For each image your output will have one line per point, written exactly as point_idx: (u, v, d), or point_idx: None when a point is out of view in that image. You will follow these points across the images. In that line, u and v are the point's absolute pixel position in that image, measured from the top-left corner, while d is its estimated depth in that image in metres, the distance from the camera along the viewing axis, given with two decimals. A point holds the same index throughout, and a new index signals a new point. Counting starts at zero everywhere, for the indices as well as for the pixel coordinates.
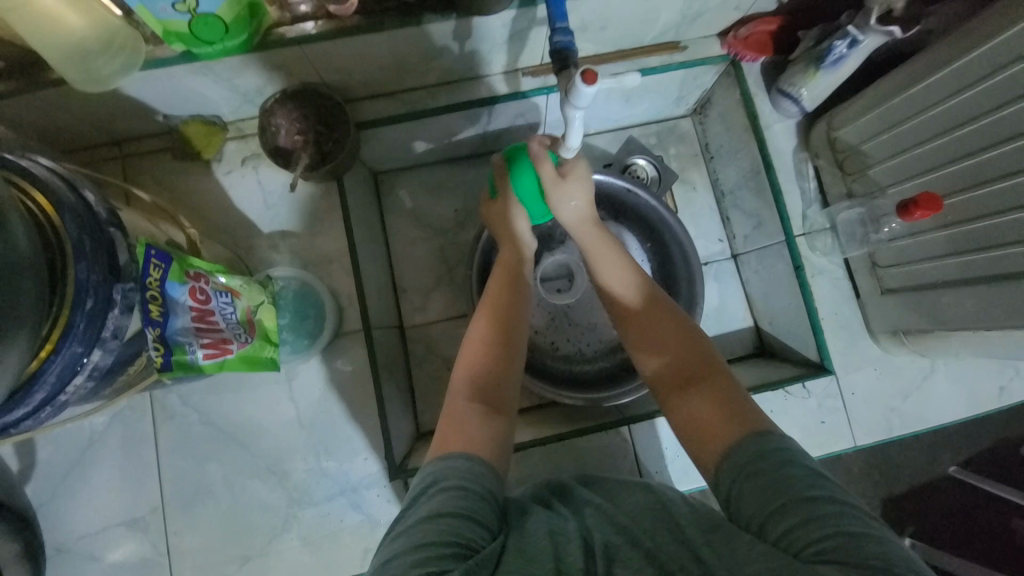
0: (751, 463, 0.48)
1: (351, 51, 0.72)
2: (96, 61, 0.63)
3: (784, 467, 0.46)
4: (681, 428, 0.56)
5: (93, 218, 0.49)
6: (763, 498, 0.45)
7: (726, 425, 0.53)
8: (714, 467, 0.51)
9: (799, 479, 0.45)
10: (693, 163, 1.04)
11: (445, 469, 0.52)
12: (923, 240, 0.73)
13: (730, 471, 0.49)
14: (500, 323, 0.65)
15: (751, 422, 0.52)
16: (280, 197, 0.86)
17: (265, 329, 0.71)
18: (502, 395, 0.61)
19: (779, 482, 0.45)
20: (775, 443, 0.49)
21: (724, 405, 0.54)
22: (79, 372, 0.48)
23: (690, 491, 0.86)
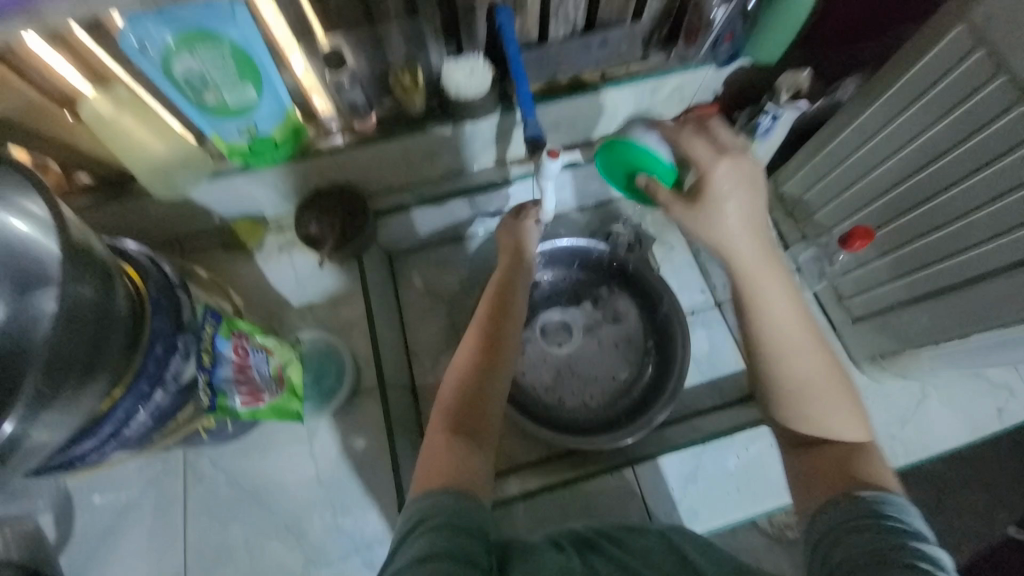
0: (850, 522, 0.53)
1: (371, 156, 0.91)
2: (175, 173, 0.84)
3: (882, 533, 0.51)
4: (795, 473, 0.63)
5: (167, 283, 0.62)
6: (862, 553, 0.50)
7: (832, 484, 0.58)
8: (816, 511, 0.57)
9: (898, 547, 0.49)
10: (669, 227, 1.18)
11: (429, 506, 0.55)
12: (872, 268, 0.83)
13: (831, 523, 0.54)
14: (483, 360, 0.69)
15: (856, 480, 0.57)
16: (309, 276, 1.01)
17: (292, 384, 0.79)
18: (482, 424, 0.65)
19: (883, 544, 0.50)
20: (885, 511, 0.53)
21: (854, 462, 0.59)
22: (142, 408, 0.57)
23: (705, 534, 0.86)
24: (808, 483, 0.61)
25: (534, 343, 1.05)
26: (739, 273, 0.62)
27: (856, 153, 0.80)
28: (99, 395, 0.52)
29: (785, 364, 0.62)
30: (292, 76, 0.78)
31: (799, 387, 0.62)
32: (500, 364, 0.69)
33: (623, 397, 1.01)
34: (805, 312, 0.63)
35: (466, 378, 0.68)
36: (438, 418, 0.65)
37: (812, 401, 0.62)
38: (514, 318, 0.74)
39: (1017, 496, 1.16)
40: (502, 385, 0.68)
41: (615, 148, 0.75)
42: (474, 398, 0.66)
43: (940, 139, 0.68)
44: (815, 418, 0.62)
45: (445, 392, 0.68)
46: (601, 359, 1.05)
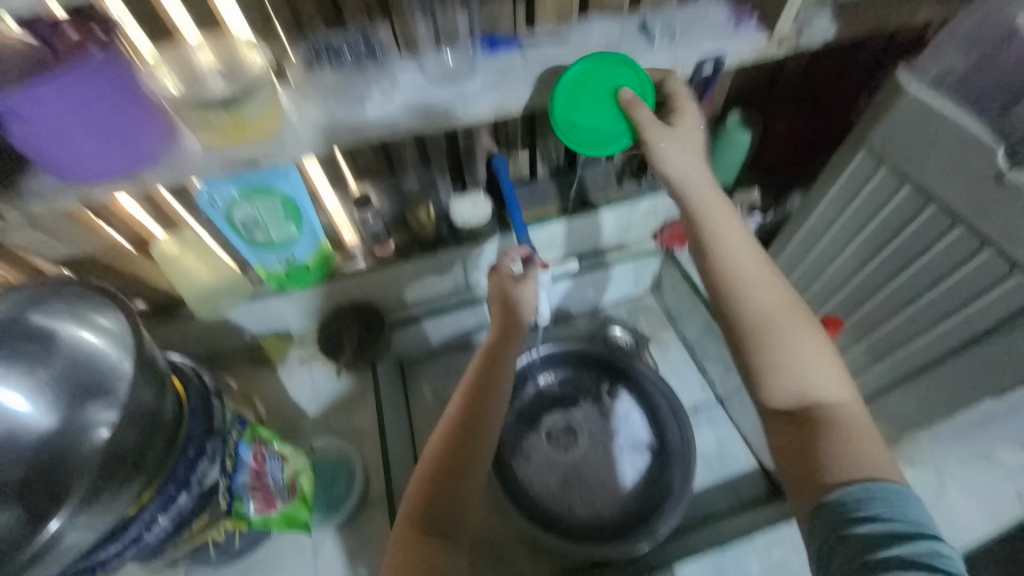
0: (835, 530, 0.56)
1: (390, 276, 1.04)
2: (220, 299, 0.96)
3: (864, 544, 0.53)
4: (786, 454, 0.66)
5: (205, 391, 0.69)
6: (850, 563, 0.53)
7: (831, 473, 0.60)
8: (815, 504, 0.60)
9: (882, 558, 0.52)
10: (662, 327, 1.26)
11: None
12: (851, 355, 0.88)
13: (822, 531, 0.57)
14: (457, 447, 0.69)
15: (862, 466, 0.59)
16: (326, 386, 1.07)
17: (303, 492, 0.82)
18: (454, 514, 0.67)
19: (860, 550, 0.53)
20: (860, 510, 0.55)
21: (847, 440, 0.62)
22: (165, 511, 0.60)
23: None
24: (802, 466, 0.63)
25: (541, 447, 1.05)
26: (698, 205, 0.73)
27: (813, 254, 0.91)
28: (135, 496, 0.56)
29: (742, 298, 0.71)
30: (325, 213, 0.95)
31: (758, 320, 0.70)
32: (473, 453, 0.70)
33: (635, 502, 0.99)
34: (757, 248, 0.74)
35: (438, 456, 0.69)
36: (414, 497, 0.68)
37: (775, 340, 0.69)
38: (495, 400, 0.74)
39: None
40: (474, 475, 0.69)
41: (579, 78, 0.70)
42: (444, 477, 0.68)
43: None
44: (802, 383, 0.67)
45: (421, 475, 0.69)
46: (609, 462, 1.04)
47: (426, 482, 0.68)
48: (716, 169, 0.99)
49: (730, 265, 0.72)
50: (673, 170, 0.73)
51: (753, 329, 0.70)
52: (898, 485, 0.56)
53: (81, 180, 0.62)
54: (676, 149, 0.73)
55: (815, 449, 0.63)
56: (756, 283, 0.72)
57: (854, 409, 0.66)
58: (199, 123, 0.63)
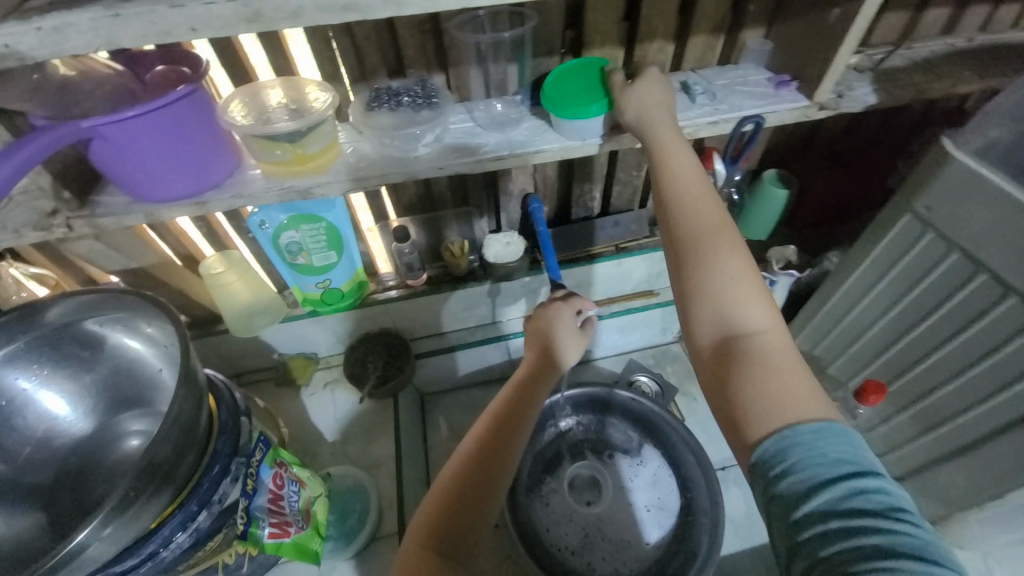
0: (767, 493, 0.47)
1: (418, 307, 1.06)
2: (256, 317, 0.98)
3: (786, 500, 0.44)
4: (717, 403, 0.56)
5: (235, 408, 0.70)
6: (782, 532, 0.44)
7: (761, 418, 0.50)
8: (746, 463, 0.50)
9: (803, 513, 0.43)
10: (689, 377, 1.23)
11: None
12: (894, 424, 0.84)
13: (759, 497, 0.48)
14: (478, 469, 0.63)
15: (791, 411, 0.49)
16: (346, 412, 1.07)
17: (316, 521, 0.81)
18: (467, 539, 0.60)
19: (784, 516, 0.44)
20: (777, 465, 0.46)
21: (770, 377, 0.52)
22: (184, 530, 0.60)
23: None
24: (725, 418, 0.54)
25: (562, 495, 1.02)
26: (651, 139, 0.66)
27: None
28: (159, 509, 0.56)
29: (680, 219, 0.63)
30: (366, 245, 1.00)
31: (693, 244, 0.61)
32: (495, 478, 0.63)
33: (657, 565, 0.93)
34: (706, 182, 0.65)
35: (456, 475, 0.63)
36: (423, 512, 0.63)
37: (715, 267, 0.59)
38: (521, 437, 0.67)
39: None
40: (494, 504, 0.62)
41: (574, 65, 0.73)
42: (460, 498, 0.62)
43: None
44: (727, 314, 0.58)
45: (434, 491, 0.64)
46: (631, 519, 0.99)
47: (439, 496, 0.63)
48: (751, 226, 1.00)
49: (669, 193, 0.65)
50: (630, 114, 0.67)
51: (677, 261, 0.62)
52: (818, 423, 0.47)
53: (157, 206, 0.66)
54: (629, 92, 0.68)
55: (737, 395, 0.53)
56: (686, 205, 0.64)
57: (781, 338, 0.56)
58: (263, 155, 0.67)
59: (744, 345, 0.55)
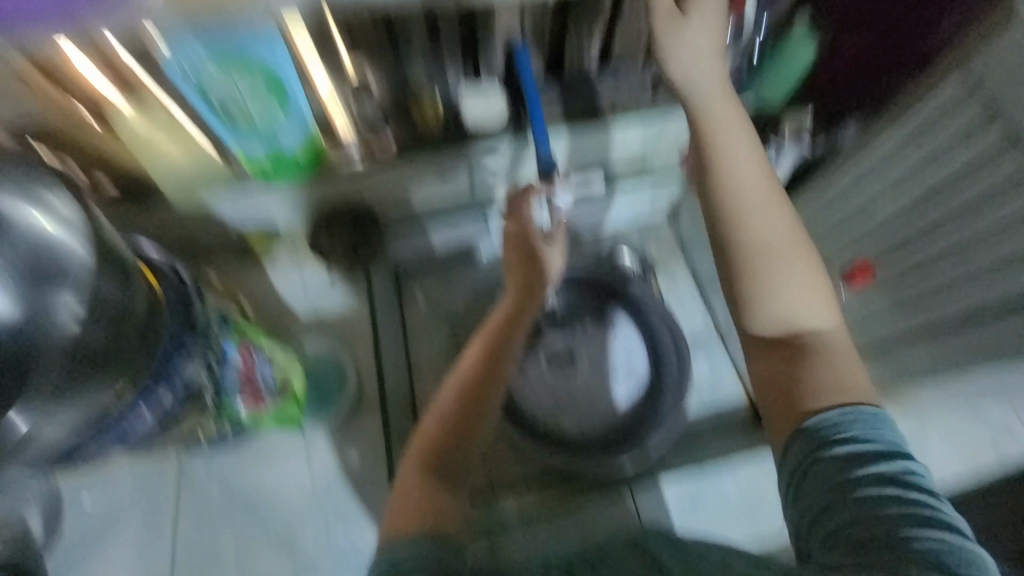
0: (810, 458, 0.55)
1: (386, 178, 0.93)
2: (194, 185, 0.86)
3: (843, 467, 0.52)
4: (765, 390, 0.63)
5: (184, 289, 0.64)
6: (827, 480, 0.52)
7: (790, 416, 0.59)
8: (789, 434, 0.58)
9: (858, 478, 0.51)
10: (673, 255, 1.20)
11: (403, 548, 0.58)
12: (872, 303, 0.85)
13: (794, 461, 0.56)
14: (466, 400, 0.70)
15: (842, 396, 0.57)
16: (317, 287, 1.02)
17: (295, 392, 0.80)
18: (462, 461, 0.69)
19: (836, 468, 0.52)
20: (836, 432, 0.54)
21: (829, 372, 0.59)
22: (146, 408, 0.58)
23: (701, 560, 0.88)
24: (774, 403, 0.61)
25: (538, 368, 1.03)
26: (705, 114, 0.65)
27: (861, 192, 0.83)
28: (114, 386, 0.53)
29: (735, 230, 0.64)
30: (315, 95, 0.78)
31: (754, 244, 0.64)
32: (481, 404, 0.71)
33: (621, 424, 0.99)
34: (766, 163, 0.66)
35: (457, 408, 0.70)
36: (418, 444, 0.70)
37: (776, 262, 0.63)
38: (508, 365, 0.74)
39: None
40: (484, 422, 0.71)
41: None
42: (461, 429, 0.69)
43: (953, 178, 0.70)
44: (791, 313, 0.63)
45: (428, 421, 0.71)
46: (601, 386, 1.03)
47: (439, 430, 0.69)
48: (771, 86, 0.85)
49: (726, 195, 0.64)
50: (700, 79, 0.65)
51: (729, 256, 0.65)
52: (874, 409, 0.55)
53: (27, 35, 0.51)
54: (674, 39, 0.64)
55: (786, 383, 0.61)
56: (749, 207, 0.64)
57: (840, 336, 0.62)
58: None
59: (802, 346, 0.62)
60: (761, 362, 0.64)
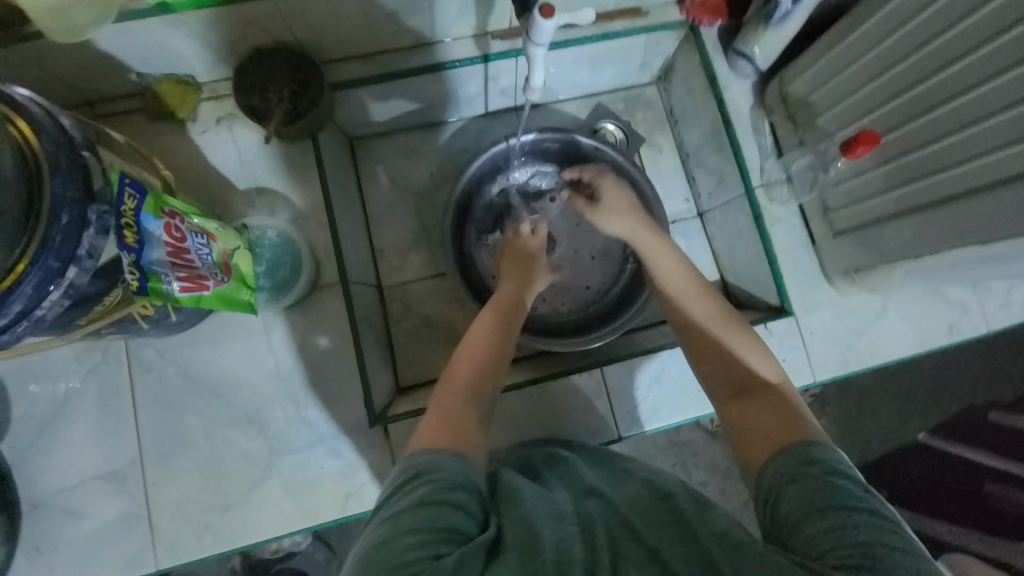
0: (794, 472, 0.51)
1: (323, 7, 0.76)
2: (69, 12, 0.65)
3: (827, 479, 0.49)
4: (737, 433, 0.59)
5: (67, 139, 0.52)
6: (809, 498, 0.48)
7: (779, 431, 0.56)
8: (759, 465, 0.54)
9: (839, 491, 0.48)
10: (659, 127, 1.10)
11: (430, 462, 0.52)
12: (865, 178, 0.80)
13: (771, 477, 0.52)
14: (492, 342, 0.69)
15: (803, 432, 0.55)
16: (255, 155, 0.88)
17: (241, 274, 0.72)
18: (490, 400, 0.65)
19: (825, 489, 0.48)
20: (833, 462, 0.51)
21: (785, 408, 0.59)
22: (55, 289, 0.49)
23: (654, 431, 0.90)
24: (743, 446, 0.58)
25: None
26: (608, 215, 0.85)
27: (883, 43, 0.73)
28: None
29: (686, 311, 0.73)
30: None
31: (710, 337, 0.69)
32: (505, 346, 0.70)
33: (595, 305, 0.99)
34: (701, 280, 0.76)
35: (484, 352, 0.68)
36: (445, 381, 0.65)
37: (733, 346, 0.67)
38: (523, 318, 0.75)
39: (937, 406, 1.29)
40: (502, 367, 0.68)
41: None
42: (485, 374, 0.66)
43: (987, 24, 0.61)
44: (748, 371, 0.64)
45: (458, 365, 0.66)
46: (580, 267, 1.00)
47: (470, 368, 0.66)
48: None
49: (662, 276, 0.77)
50: (615, 225, 0.84)
51: (699, 356, 0.69)
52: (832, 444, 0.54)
53: None
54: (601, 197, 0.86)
55: (763, 415, 0.59)
56: (676, 290, 0.76)
57: (790, 390, 0.62)
58: None
59: (768, 393, 0.61)
60: (729, 409, 0.63)
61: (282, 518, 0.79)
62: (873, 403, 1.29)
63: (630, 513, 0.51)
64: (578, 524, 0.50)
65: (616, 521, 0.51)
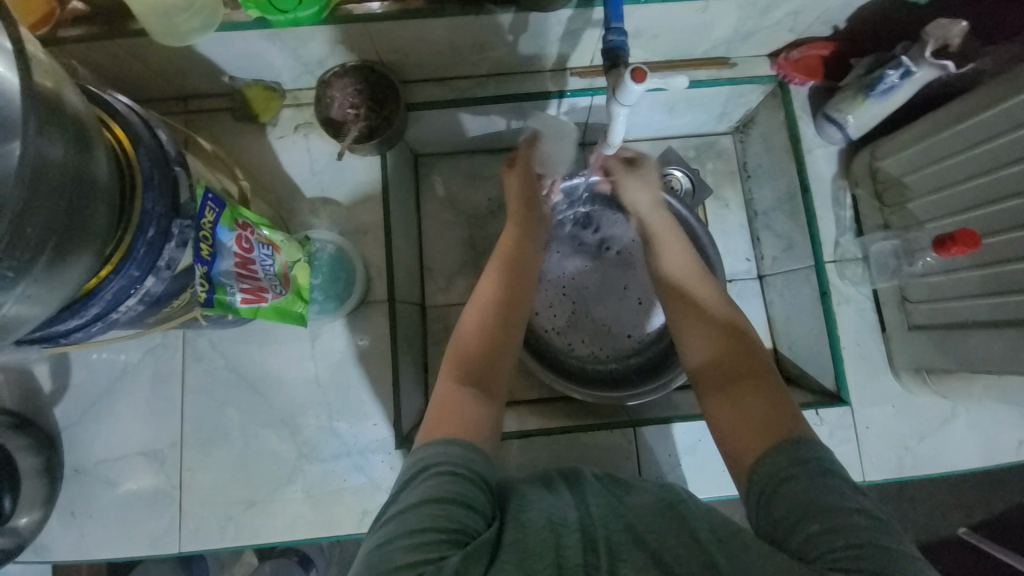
0: (783, 472, 0.50)
1: (411, 33, 0.77)
2: (177, 17, 0.67)
3: (817, 478, 0.48)
4: (723, 435, 0.58)
5: (163, 155, 0.54)
6: (796, 503, 0.47)
7: (762, 433, 0.54)
8: (748, 472, 0.53)
9: (830, 490, 0.47)
10: (728, 180, 1.05)
11: (436, 454, 0.53)
12: (957, 278, 0.74)
13: (761, 481, 0.51)
14: (495, 312, 0.69)
15: (788, 431, 0.54)
16: (325, 165, 0.90)
17: (298, 286, 0.74)
18: (496, 377, 0.65)
19: (814, 490, 0.47)
20: (821, 457, 0.50)
21: (771, 405, 0.57)
22: (132, 296, 0.52)
23: (708, 500, 0.86)
24: (730, 450, 0.57)
25: (555, 280, 0.97)
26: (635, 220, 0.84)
27: (1000, 138, 0.67)
28: (88, 269, 0.47)
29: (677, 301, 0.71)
30: None
31: (696, 336, 0.67)
32: (512, 318, 0.70)
33: (637, 355, 0.95)
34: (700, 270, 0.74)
35: (488, 332, 0.67)
36: (447, 367, 0.65)
37: (724, 341, 0.65)
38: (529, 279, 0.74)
39: (986, 501, 1.18)
40: (512, 341, 0.69)
41: None
42: (489, 358, 0.66)
43: None
44: (735, 368, 0.62)
45: (457, 342, 0.67)
46: (625, 312, 0.96)
47: (473, 346, 0.66)
48: None
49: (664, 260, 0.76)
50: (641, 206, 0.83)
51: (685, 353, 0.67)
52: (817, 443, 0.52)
53: None
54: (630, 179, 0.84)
55: (746, 412, 0.57)
56: (672, 279, 0.74)
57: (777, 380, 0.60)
58: None
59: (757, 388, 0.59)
60: (714, 403, 0.61)
61: (301, 524, 0.81)
62: (923, 492, 1.19)
63: (633, 518, 0.51)
64: (579, 527, 0.49)
65: (617, 525, 0.50)
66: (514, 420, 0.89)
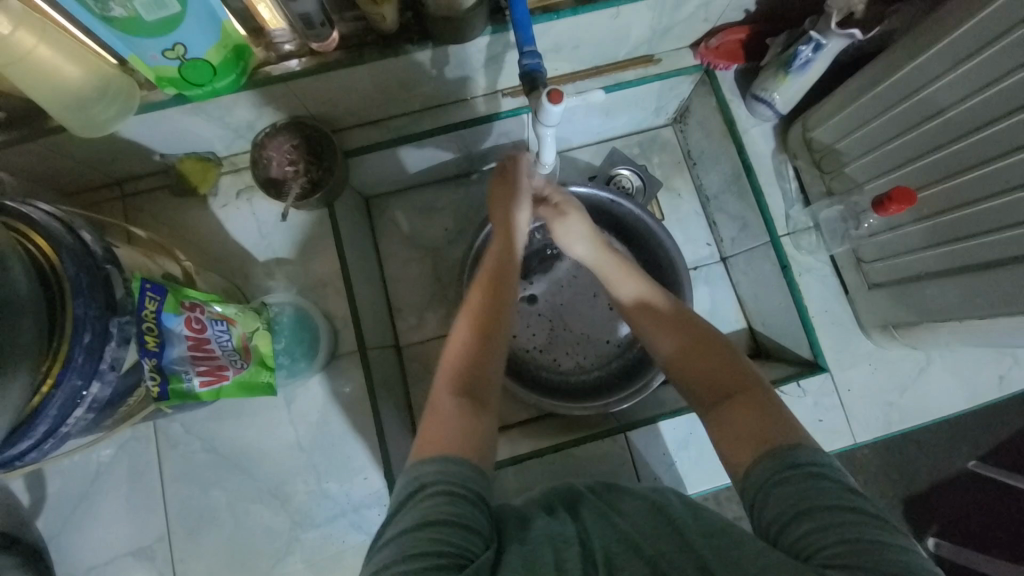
0: (773, 477, 0.49)
1: (335, 84, 0.77)
2: (93, 108, 0.66)
3: (811, 481, 0.48)
4: (717, 438, 0.57)
5: (89, 256, 0.53)
6: (787, 502, 0.47)
7: (755, 439, 0.53)
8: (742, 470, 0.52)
9: (823, 490, 0.47)
10: (676, 170, 1.07)
11: (431, 472, 0.52)
12: (903, 233, 0.76)
13: (754, 482, 0.50)
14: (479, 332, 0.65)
15: (780, 436, 0.52)
16: (274, 226, 0.89)
17: (260, 355, 0.71)
18: (490, 386, 0.62)
19: (803, 489, 0.47)
20: (810, 459, 0.49)
21: (757, 413, 0.55)
22: (79, 405, 0.51)
23: (695, 495, 0.86)
24: (725, 450, 0.55)
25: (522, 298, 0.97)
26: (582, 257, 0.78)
27: (914, 97, 0.69)
28: (28, 388, 0.45)
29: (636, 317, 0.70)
30: None
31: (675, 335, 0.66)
32: (499, 325, 0.66)
33: (618, 358, 0.96)
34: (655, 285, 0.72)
35: (474, 345, 0.64)
36: (439, 382, 0.62)
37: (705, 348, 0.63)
38: (509, 286, 0.70)
39: (980, 432, 1.20)
40: (501, 351, 0.65)
41: None
42: (480, 371, 0.62)
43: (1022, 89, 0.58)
44: (713, 372, 0.61)
45: (449, 356, 0.64)
46: (598, 319, 0.96)
47: (461, 360, 0.63)
48: None
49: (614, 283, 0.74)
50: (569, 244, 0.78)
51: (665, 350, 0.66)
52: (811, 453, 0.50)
53: None
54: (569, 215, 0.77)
55: (734, 417, 0.56)
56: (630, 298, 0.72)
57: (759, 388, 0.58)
58: None
59: (741, 395, 0.57)
60: (712, 407, 0.59)
61: None
62: (918, 438, 1.21)
63: (629, 527, 0.50)
64: (577, 542, 0.49)
65: (613, 537, 0.49)
66: (506, 447, 0.88)
